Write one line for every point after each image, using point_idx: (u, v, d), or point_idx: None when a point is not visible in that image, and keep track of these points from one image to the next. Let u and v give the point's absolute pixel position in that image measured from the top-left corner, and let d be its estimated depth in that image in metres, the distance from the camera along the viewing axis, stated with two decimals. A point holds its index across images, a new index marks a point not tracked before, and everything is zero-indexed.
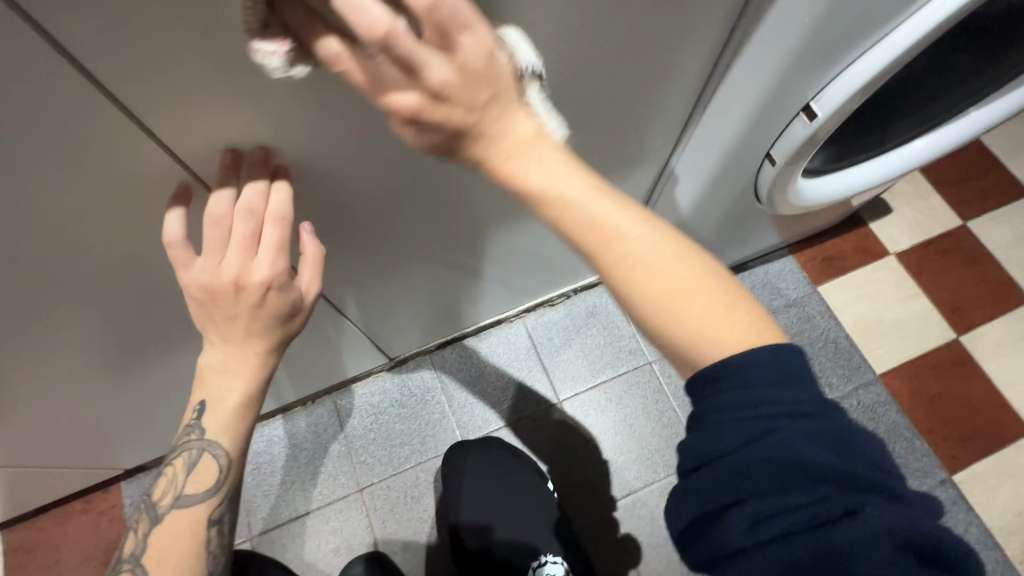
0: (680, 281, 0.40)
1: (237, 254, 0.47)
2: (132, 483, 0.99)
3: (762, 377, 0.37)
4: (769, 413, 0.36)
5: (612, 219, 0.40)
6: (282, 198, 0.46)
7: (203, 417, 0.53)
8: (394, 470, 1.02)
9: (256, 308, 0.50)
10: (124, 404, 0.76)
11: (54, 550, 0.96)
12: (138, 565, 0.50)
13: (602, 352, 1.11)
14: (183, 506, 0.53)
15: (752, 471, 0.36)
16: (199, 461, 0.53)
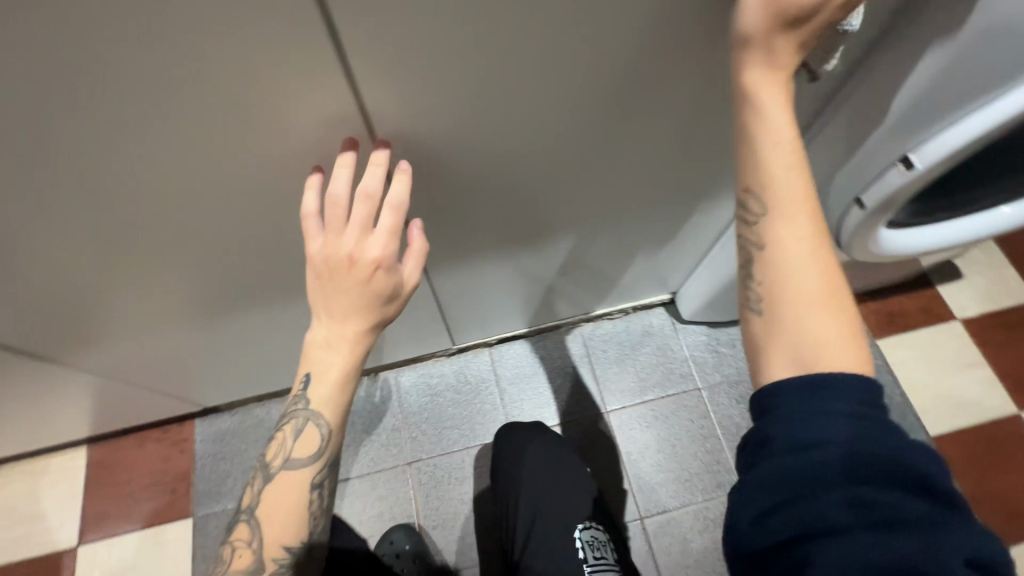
0: (811, 288, 0.43)
1: (358, 222, 0.51)
2: (206, 422, 1.08)
3: (847, 380, 0.40)
4: (856, 411, 0.39)
5: (786, 180, 0.44)
6: (401, 186, 0.51)
7: (308, 388, 0.58)
8: (443, 451, 1.07)
9: (362, 284, 0.53)
10: (226, 342, 0.84)
11: (127, 471, 1.05)
12: (252, 517, 0.56)
13: (653, 371, 1.14)
14: (290, 470, 0.57)
15: (834, 465, 0.37)
16: (304, 428, 0.57)
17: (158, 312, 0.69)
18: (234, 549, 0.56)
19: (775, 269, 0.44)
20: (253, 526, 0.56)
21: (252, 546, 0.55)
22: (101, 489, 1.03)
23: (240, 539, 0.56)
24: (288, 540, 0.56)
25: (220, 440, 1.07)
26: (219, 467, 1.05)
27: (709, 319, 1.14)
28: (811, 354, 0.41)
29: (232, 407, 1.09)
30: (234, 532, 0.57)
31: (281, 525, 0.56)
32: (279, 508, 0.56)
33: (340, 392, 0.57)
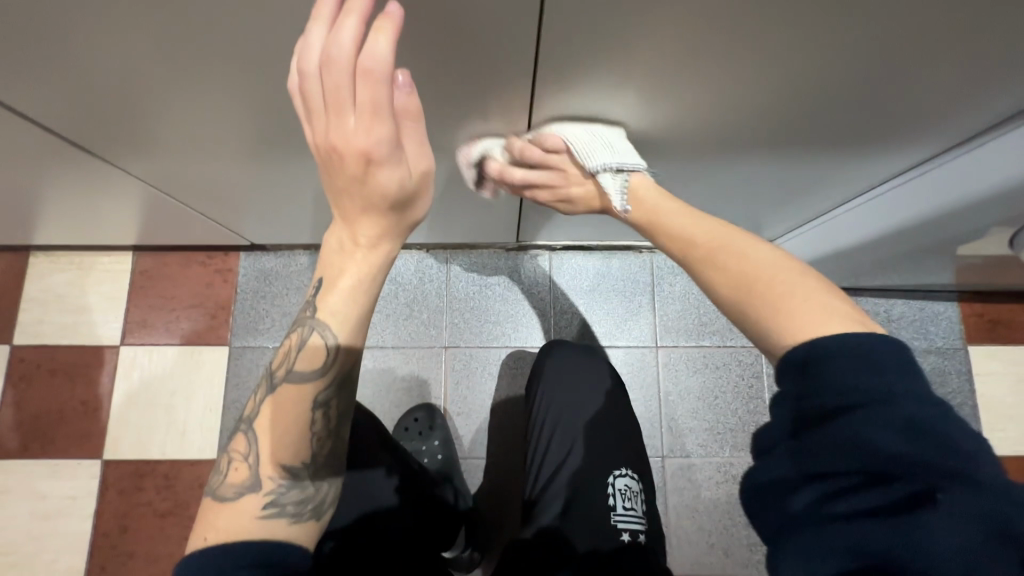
0: (777, 274, 0.46)
1: (337, 99, 0.42)
2: (250, 257, 1.05)
3: (849, 364, 0.37)
4: (862, 394, 0.36)
5: (695, 232, 0.53)
6: (384, 42, 0.37)
7: (320, 293, 0.54)
8: (481, 344, 1.03)
9: (366, 178, 0.46)
10: (285, 183, 0.76)
11: (170, 287, 1.04)
12: (250, 429, 0.53)
13: (717, 318, 1.05)
14: (292, 382, 0.52)
15: (830, 445, 0.36)
16: (307, 340, 0.53)
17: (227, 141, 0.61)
18: (230, 462, 0.52)
19: (707, 285, 0.50)
20: (251, 439, 0.52)
21: (247, 460, 0.51)
22: (146, 298, 1.04)
23: (237, 450, 0.52)
24: (285, 457, 0.51)
25: (262, 280, 1.05)
26: (259, 305, 1.04)
27: None
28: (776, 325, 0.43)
29: (279, 250, 1.05)
30: (233, 441, 0.53)
31: (279, 439, 0.52)
32: (277, 424, 0.52)
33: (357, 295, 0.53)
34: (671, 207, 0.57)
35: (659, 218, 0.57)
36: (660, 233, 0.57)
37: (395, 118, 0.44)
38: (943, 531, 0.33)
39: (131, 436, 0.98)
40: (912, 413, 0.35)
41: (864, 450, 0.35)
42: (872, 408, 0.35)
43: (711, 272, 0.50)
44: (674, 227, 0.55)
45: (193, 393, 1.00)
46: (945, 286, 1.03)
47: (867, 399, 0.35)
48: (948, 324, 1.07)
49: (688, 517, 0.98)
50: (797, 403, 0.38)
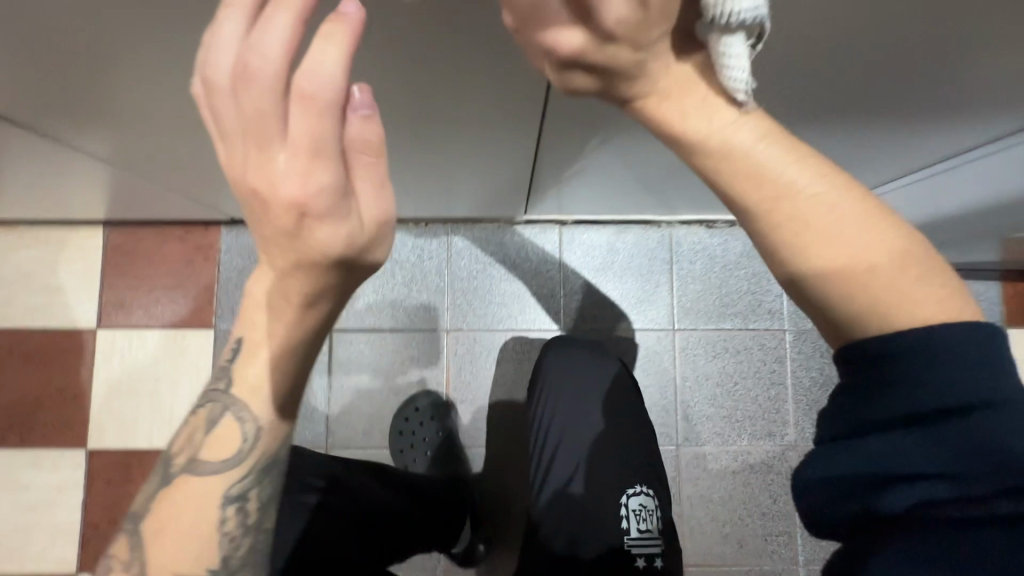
0: (867, 240, 0.31)
1: (255, 105, 0.28)
2: (232, 232, 0.96)
3: (960, 354, 0.29)
4: (975, 390, 0.29)
5: (783, 170, 0.31)
6: (334, 50, 0.27)
7: (234, 362, 0.39)
8: (485, 326, 0.96)
9: (296, 221, 0.30)
10: None
11: (148, 265, 0.96)
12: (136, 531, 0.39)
13: (739, 298, 0.98)
14: (193, 474, 0.39)
15: (929, 446, 0.29)
16: (221, 422, 0.39)
17: (186, 111, 0.51)
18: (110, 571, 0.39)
19: (783, 251, 0.32)
20: (137, 542, 0.39)
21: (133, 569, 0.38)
22: (121, 277, 0.96)
23: (120, 556, 0.39)
24: (183, 567, 0.38)
25: (246, 257, 0.96)
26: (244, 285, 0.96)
27: None
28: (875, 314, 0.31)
29: None
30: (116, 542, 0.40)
31: (174, 547, 0.38)
32: (173, 523, 0.38)
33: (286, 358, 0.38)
34: (737, 118, 0.32)
35: (734, 146, 0.31)
36: (725, 168, 0.32)
37: (345, 154, 0.30)
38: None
39: (116, 425, 0.93)
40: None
41: (974, 449, 0.28)
42: (980, 410, 0.28)
43: (788, 235, 0.32)
44: (755, 163, 0.31)
45: (179, 379, 0.94)
46: (990, 264, 0.95)
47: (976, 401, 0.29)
48: (989, 303, 0.99)
49: (703, 506, 0.94)
50: (882, 388, 0.30)
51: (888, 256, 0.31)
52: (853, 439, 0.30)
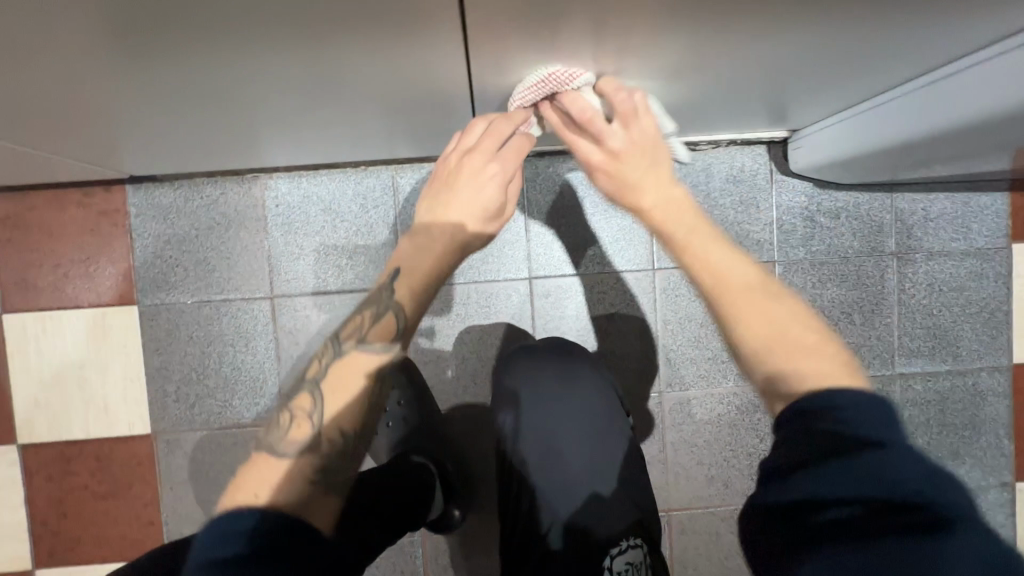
0: (780, 321, 0.42)
1: (481, 152, 0.51)
2: (141, 192, 0.82)
3: (864, 414, 0.34)
4: (871, 430, 0.33)
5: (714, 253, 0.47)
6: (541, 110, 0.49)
7: (395, 280, 0.51)
8: (445, 281, 0.86)
9: (473, 196, 0.51)
10: (125, 99, 0.52)
11: (46, 237, 0.83)
12: (315, 389, 0.47)
13: (724, 230, 0.88)
14: (362, 350, 0.48)
15: (840, 475, 0.32)
16: (385, 314, 0.50)
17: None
18: (291, 419, 0.46)
19: (717, 305, 0.44)
20: (317, 398, 0.46)
21: (312, 421, 0.45)
22: (20, 253, 0.83)
23: (301, 406, 0.46)
24: (345, 422, 0.46)
25: (162, 220, 0.83)
26: (164, 252, 0.83)
27: (822, 176, 0.84)
28: (789, 372, 0.39)
29: (177, 181, 0.83)
30: (293, 399, 0.47)
31: (344, 404, 0.46)
32: (345, 389, 0.47)
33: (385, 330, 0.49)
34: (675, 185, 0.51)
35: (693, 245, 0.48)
36: (685, 248, 0.48)
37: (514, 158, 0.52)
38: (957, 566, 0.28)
39: (46, 417, 0.84)
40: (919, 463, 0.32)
41: (879, 475, 0.32)
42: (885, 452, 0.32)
43: (697, 257, 0.47)
44: (710, 255, 0.46)
45: (108, 363, 0.84)
46: (1000, 174, 0.85)
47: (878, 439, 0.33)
48: (994, 218, 0.90)
49: (685, 452, 0.90)
50: (801, 437, 0.35)
51: (782, 315, 0.42)
52: (782, 480, 0.34)
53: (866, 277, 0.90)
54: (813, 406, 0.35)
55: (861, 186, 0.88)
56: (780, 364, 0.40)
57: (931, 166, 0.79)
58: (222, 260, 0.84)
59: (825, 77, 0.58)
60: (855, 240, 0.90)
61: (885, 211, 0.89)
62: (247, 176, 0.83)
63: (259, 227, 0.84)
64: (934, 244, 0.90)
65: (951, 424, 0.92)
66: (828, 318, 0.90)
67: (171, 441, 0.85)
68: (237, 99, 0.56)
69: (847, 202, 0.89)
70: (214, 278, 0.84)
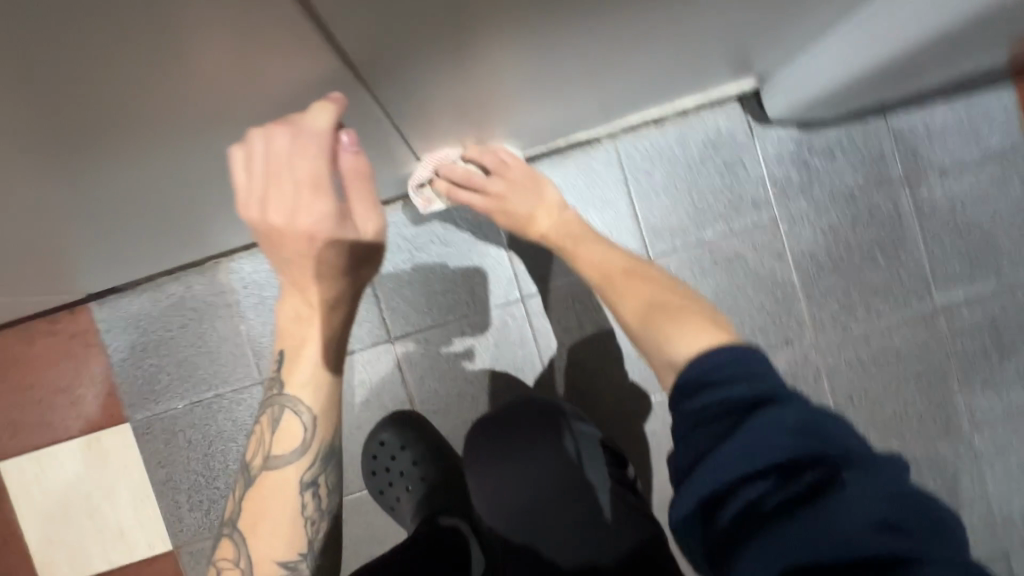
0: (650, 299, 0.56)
1: (281, 193, 0.39)
2: (106, 307, 0.79)
3: (722, 372, 0.42)
4: (754, 402, 0.39)
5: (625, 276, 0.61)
6: (325, 121, 0.35)
7: (285, 368, 0.47)
8: (435, 322, 0.81)
9: (306, 249, 0.42)
10: (48, 229, 0.48)
11: (26, 374, 0.80)
12: (235, 531, 0.45)
13: (714, 200, 0.82)
14: (273, 469, 0.45)
15: (744, 450, 0.37)
16: (280, 419, 0.45)
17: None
18: (219, 572, 0.44)
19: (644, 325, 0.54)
20: (239, 541, 0.44)
21: (241, 565, 0.44)
22: (4, 396, 0.80)
23: (224, 558, 0.44)
24: (277, 554, 0.44)
25: (133, 330, 0.79)
26: (143, 362, 0.80)
27: (807, 117, 0.77)
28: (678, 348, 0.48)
29: (138, 287, 0.79)
30: (219, 547, 0.45)
31: (267, 537, 0.44)
32: (263, 522, 0.44)
33: (287, 437, 0.45)
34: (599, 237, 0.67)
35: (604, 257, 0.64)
36: (581, 250, 0.65)
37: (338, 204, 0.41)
38: (852, 511, 0.33)
39: (67, 555, 0.81)
40: (800, 414, 0.38)
41: (769, 439, 0.37)
42: (764, 413, 0.38)
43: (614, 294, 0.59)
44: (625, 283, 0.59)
45: (114, 488, 0.81)
46: (1001, 65, 0.77)
47: (756, 408, 0.39)
48: (1003, 115, 0.82)
49: None
50: (699, 428, 0.41)
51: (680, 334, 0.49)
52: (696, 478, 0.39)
53: (879, 211, 0.82)
54: (695, 385, 0.43)
55: (850, 117, 0.81)
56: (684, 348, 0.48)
57: (923, 78, 0.72)
58: (203, 357, 0.80)
59: (788, 13, 0.52)
60: (858, 175, 0.82)
61: (883, 137, 0.82)
62: (208, 265, 0.79)
63: (231, 313, 0.80)
64: (945, 158, 0.83)
65: (1011, 346, 0.84)
66: (848, 265, 0.83)
67: (195, 553, 0.80)
68: (164, 204, 0.51)
69: (839, 137, 0.82)
70: (200, 379, 0.80)
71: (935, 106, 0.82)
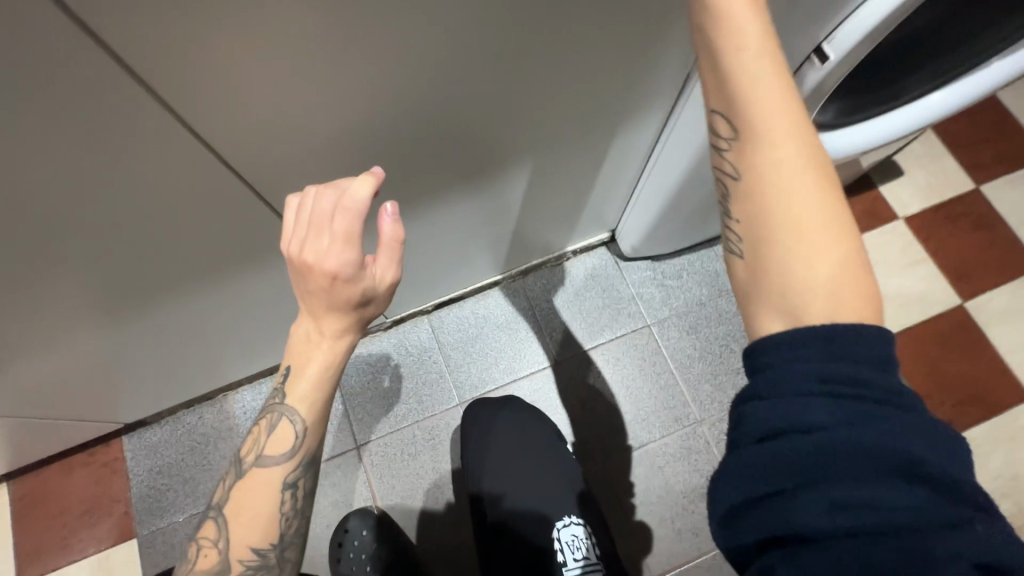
0: (807, 206, 0.37)
1: (315, 243, 0.50)
2: (134, 438, 1.01)
3: (864, 352, 0.34)
4: (873, 396, 0.34)
5: (771, 148, 0.38)
6: (365, 190, 0.48)
7: (287, 384, 0.60)
8: (393, 429, 1.02)
9: (327, 292, 0.52)
10: (120, 358, 0.75)
11: (58, 501, 0.98)
12: (220, 514, 0.59)
13: (600, 315, 1.10)
14: (261, 465, 0.59)
15: (853, 455, 0.32)
16: (277, 424, 0.59)
17: (6, 350, 0.59)
18: (202, 546, 0.58)
19: (768, 209, 0.38)
20: (220, 522, 0.58)
21: (219, 543, 0.57)
22: (35, 524, 0.97)
23: (208, 534, 0.58)
24: (251, 540, 0.57)
25: (153, 455, 1.00)
26: (156, 482, 0.99)
27: (652, 253, 1.09)
28: (789, 270, 0.36)
29: (162, 419, 1.02)
30: (204, 528, 0.60)
31: (243, 522, 0.58)
32: (244, 505, 0.58)
33: (280, 443, 0.59)
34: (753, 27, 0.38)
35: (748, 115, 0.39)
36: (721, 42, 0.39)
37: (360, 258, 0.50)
38: (962, 552, 0.31)
39: None
40: (927, 433, 0.34)
41: (891, 448, 0.32)
42: (892, 418, 0.33)
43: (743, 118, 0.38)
44: (757, 77, 0.38)
45: None
46: None
47: (881, 406, 0.33)
48: None
49: (646, 510, 0.98)
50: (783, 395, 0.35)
51: (807, 246, 0.36)
52: (770, 460, 0.34)
53: (725, 312, 1.10)
54: (807, 342, 0.35)
55: (687, 249, 1.14)
56: (788, 275, 0.36)
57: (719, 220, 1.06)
58: (205, 473, 0.99)
59: (587, 192, 0.86)
60: (703, 288, 1.12)
61: (715, 260, 1.13)
62: (219, 397, 1.04)
63: (231, 434, 1.01)
64: None
65: None
66: (712, 355, 1.07)
67: None
68: (196, 338, 0.79)
69: (684, 263, 1.13)
70: (199, 493, 0.98)
71: None
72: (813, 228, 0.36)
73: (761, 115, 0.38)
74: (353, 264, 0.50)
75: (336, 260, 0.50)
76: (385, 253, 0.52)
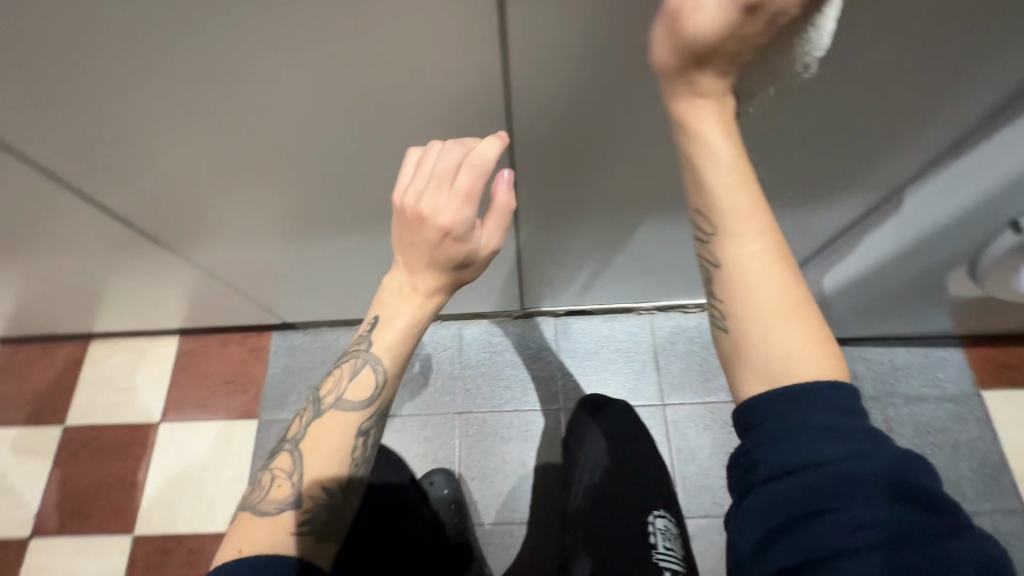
0: (771, 295, 0.42)
1: (435, 194, 0.49)
2: (281, 335, 1.15)
3: (830, 399, 0.40)
4: (852, 433, 0.39)
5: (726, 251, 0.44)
6: (492, 149, 0.48)
7: (374, 332, 0.56)
8: (493, 409, 1.08)
9: (433, 246, 0.51)
10: (317, 263, 0.88)
11: (208, 365, 1.14)
12: (296, 448, 0.54)
13: (719, 374, 1.09)
14: (339, 408, 0.54)
15: (843, 484, 0.37)
16: (361, 370, 0.55)
17: (262, 224, 0.73)
18: (272, 479, 0.53)
19: (734, 290, 0.43)
20: (296, 457, 0.54)
21: (292, 479, 0.53)
22: (186, 376, 1.13)
23: (280, 468, 0.53)
24: (324, 479, 0.53)
25: (291, 355, 1.14)
26: (287, 379, 1.12)
27: None
28: (786, 358, 0.41)
29: (307, 328, 1.16)
30: (276, 460, 0.55)
31: (318, 461, 0.53)
32: (319, 444, 0.54)
33: (364, 385, 0.55)
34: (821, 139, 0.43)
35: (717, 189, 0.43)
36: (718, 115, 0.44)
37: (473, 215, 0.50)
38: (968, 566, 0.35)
39: (162, 506, 1.04)
40: (896, 454, 0.39)
41: (870, 474, 0.38)
42: (876, 452, 0.39)
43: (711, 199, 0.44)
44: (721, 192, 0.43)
45: (222, 465, 1.06)
46: (946, 329, 1.05)
47: (865, 441, 0.39)
48: (956, 368, 1.07)
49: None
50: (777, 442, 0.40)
51: (784, 336, 0.42)
52: (780, 500, 0.39)
53: None
54: (794, 395, 0.40)
55: None
56: (769, 350, 0.42)
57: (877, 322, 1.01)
58: None
59: None
60: None
61: (856, 361, 1.09)
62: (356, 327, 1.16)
63: None
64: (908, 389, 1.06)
65: None
66: None
67: None
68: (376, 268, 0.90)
69: None
70: None
71: (898, 348, 1.09)
72: (782, 321, 0.42)
73: (731, 210, 0.43)
74: (465, 221, 0.49)
75: (451, 214, 0.49)
76: (495, 219, 0.52)
